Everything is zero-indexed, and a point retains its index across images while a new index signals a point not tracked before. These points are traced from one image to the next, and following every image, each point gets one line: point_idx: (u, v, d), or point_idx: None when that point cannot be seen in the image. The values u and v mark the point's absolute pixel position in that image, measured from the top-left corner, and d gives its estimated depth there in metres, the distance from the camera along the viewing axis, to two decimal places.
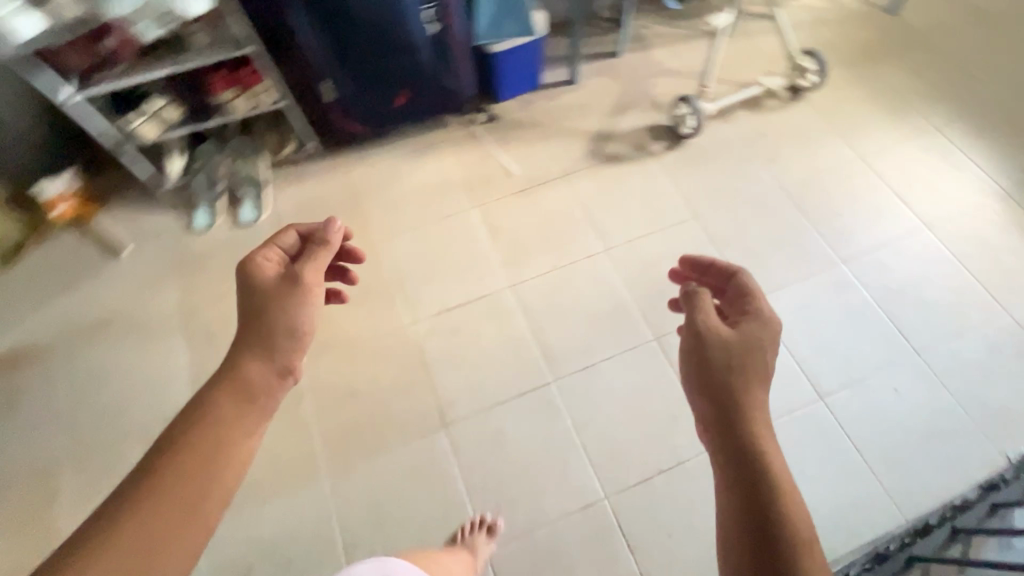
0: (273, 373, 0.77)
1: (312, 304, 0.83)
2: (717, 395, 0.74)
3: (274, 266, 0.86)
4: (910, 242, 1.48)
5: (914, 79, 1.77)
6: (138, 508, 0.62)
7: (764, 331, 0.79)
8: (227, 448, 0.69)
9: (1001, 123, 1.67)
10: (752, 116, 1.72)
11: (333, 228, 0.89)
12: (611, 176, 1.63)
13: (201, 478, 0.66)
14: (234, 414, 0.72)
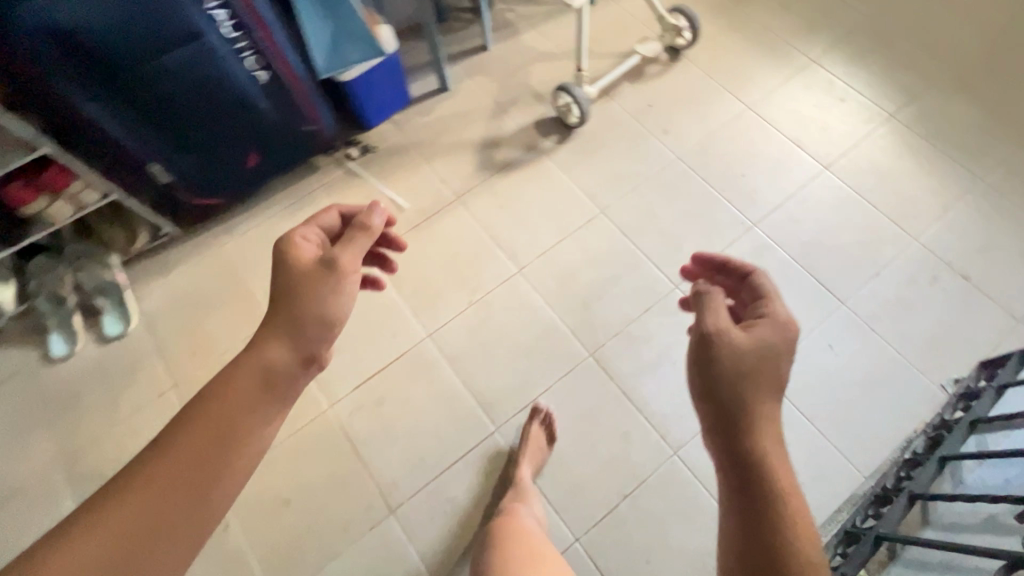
0: (296, 365, 0.71)
1: (346, 291, 0.76)
2: (722, 406, 0.70)
3: (314, 247, 0.80)
4: (815, 188, 1.46)
5: (785, 13, 1.72)
6: (140, 489, 0.59)
7: (780, 336, 0.73)
8: (241, 439, 0.65)
9: (873, 44, 1.66)
10: (637, 89, 1.63)
11: (376, 213, 0.82)
12: (510, 187, 1.51)
13: (209, 468, 0.62)
14: (250, 402, 0.67)
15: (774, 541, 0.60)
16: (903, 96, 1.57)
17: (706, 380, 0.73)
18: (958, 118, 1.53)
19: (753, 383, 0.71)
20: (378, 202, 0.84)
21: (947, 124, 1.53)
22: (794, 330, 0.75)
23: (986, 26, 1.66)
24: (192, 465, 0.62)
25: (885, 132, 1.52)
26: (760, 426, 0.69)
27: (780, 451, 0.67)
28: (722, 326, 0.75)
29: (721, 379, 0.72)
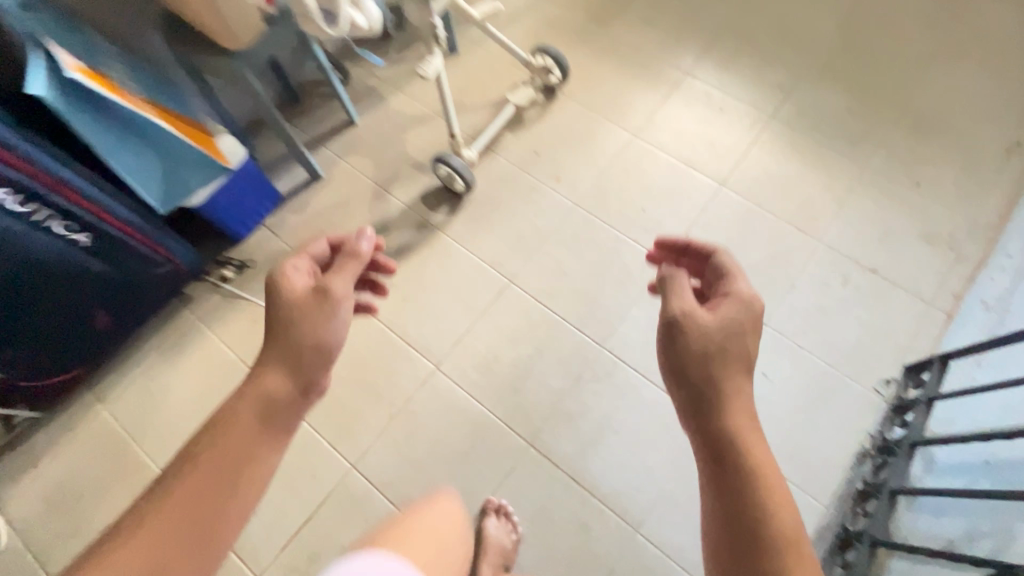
0: (297, 394, 0.69)
1: (340, 318, 0.73)
2: (690, 379, 0.70)
3: (305, 279, 0.75)
4: (716, 208, 1.43)
5: (649, 29, 1.69)
6: (164, 510, 0.59)
7: (742, 315, 0.72)
8: (248, 471, 0.63)
9: (739, 45, 1.65)
10: (520, 138, 1.55)
11: (366, 240, 0.78)
12: (408, 274, 1.40)
13: (219, 500, 0.61)
14: (253, 435, 0.65)
15: (754, 525, 0.60)
16: (777, 93, 1.58)
17: (674, 357, 0.72)
18: (832, 107, 1.55)
19: (721, 359, 0.70)
20: (366, 227, 0.80)
21: (825, 116, 1.54)
22: (760, 302, 0.74)
23: (840, 9, 1.69)
24: (202, 494, 0.61)
25: (769, 135, 1.52)
26: (729, 397, 0.68)
27: (752, 425, 0.67)
28: (685, 310, 0.73)
29: (688, 356, 0.70)
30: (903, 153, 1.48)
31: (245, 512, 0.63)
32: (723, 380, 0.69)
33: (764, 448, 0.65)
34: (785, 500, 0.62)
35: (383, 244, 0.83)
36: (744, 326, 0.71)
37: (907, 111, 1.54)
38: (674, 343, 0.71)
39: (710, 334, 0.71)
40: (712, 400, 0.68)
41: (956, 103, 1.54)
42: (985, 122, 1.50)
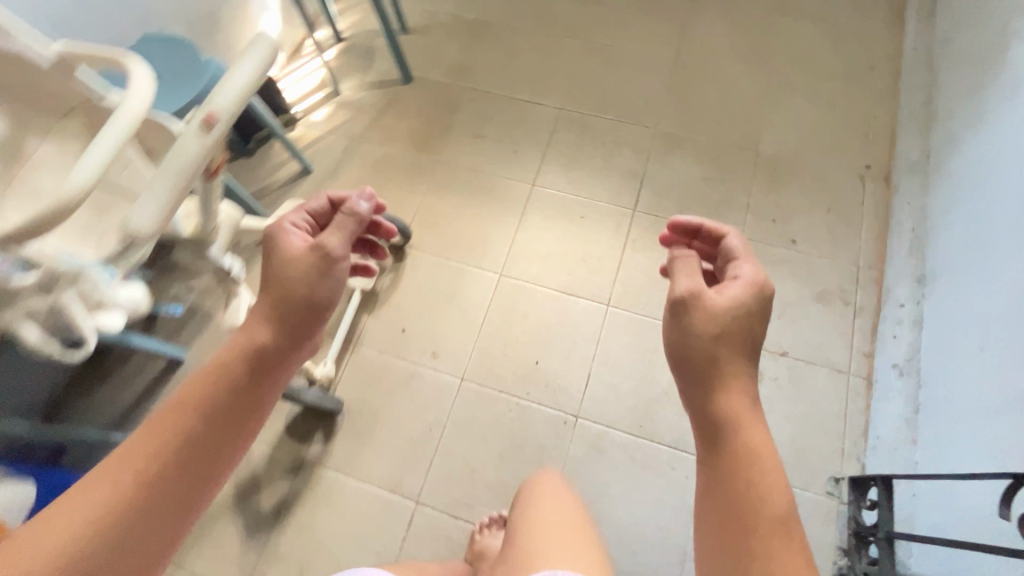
0: (284, 349, 0.69)
1: (337, 275, 0.73)
2: (692, 361, 0.71)
3: (303, 236, 0.75)
4: (611, 331, 1.31)
5: (482, 143, 1.56)
6: (172, 427, 0.58)
7: (750, 299, 0.72)
8: (235, 415, 0.63)
9: (577, 135, 1.55)
10: (379, 316, 1.36)
11: (363, 197, 0.79)
12: (297, 538, 1.16)
13: (213, 435, 0.61)
14: (255, 370, 0.66)
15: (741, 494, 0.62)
16: (631, 178, 1.49)
17: (680, 336, 0.72)
18: (688, 178, 1.48)
19: (724, 341, 0.71)
20: (366, 187, 0.81)
21: (684, 190, 1.46)
22: (768, 285, 0.73)
23: (663, 70, 1.64)
24: (195, 425, 0.60)
25: (637, 231, 1.41)
26: (727, 379, 0.69)
27: (751, 409, 0.67)
28: (692, 292, 0.73)
29: (691, 339, 0.71)
30: (770, 208, 1.43)
31: (240, 441, 0.64)
32: (724, 360, 0.70)
33: (759, 430, 0.66)
34: (768, 473, 0.63)
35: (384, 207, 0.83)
36: (746, 308, 0.71)
37: (759, 161, 1.49)
38: (682, 322, 0.72)
39: (715, 317, 0.71)
40: (713, 381, 0.70)
41: (799, 139, 1.51)
42: (831, 152, 1.49)
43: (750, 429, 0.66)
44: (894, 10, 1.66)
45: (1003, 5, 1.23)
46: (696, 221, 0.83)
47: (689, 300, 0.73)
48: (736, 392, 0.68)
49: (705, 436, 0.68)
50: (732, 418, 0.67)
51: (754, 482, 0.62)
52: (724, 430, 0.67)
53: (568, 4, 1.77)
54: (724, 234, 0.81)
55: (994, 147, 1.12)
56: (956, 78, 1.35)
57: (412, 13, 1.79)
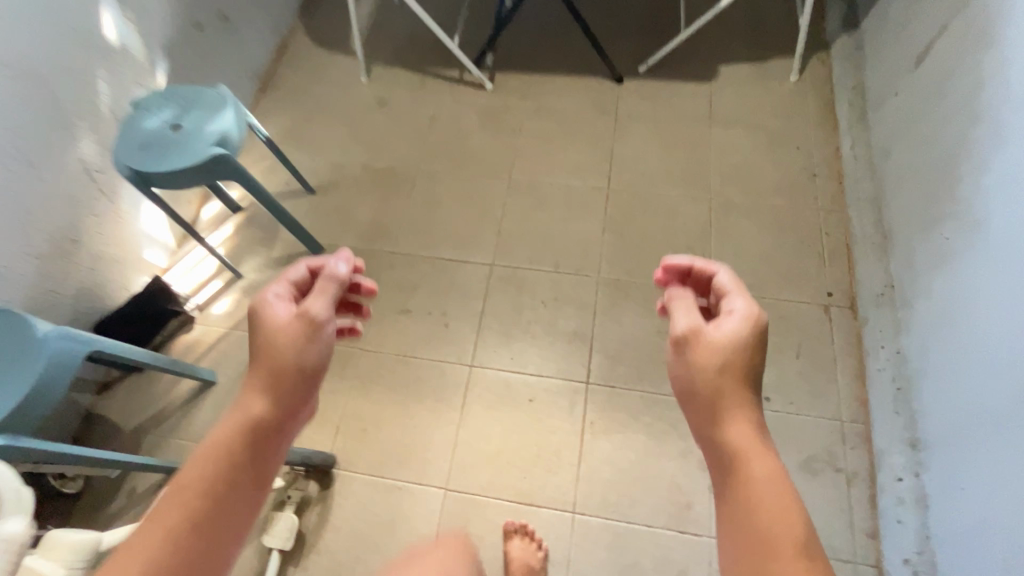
0: (279, 426, 0.55)
1: (321, 340, 0.58)
2: (693, 396, 0.58)
3: (286, 304, 0.60)
4: (582, 547, 1.12)
5: (407, 318, 1.38)
6: (158, 541, 0.47)
7: (747, 324, 0.59)
8: (230, 508, 0.51)
9: (512, 295, 1.39)
10: (309, 569, 1.14)
11: (339, 259, 0.63)
12: None
13: (207, 532, 0.49)
14: (254, 450, 0.53)
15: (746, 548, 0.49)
16: (578, 341, 1.32)
17: (681, 371, 0.60)
18: (640, 333, 1.33)
19: (729, 375, 0.58)
20: (342, 249, 0.65)
21: (640, 351, 1.30)
22: (763, 317, 0.59)
23: (596, 204, 1.50)
24: (187, 520, 0.49)
25: (594, 409, 1.24)
26: (729, 415, 0.56)
27: (755, 444, 0.54)
28: (690, 324, 0.61)
29: (694, 374, 0.58)
30: None
31: (235, 541, 0.50)
32: (728, 398, 0.57)
33: (762, 466, 0.53)
34: (767, 505, 0.51)
35: (363, 269, 0.67)
36: (751, 338, 0.58)
37: None
38: (682, 357, 0.60)
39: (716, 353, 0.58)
40: (723, 413, 0.56)
41: (753, 269, 1.38)
42: (790, 282, 1.36)
43: (760, 463, 0.53)
44: (823, 109, 1.59)
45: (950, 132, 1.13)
46: (686, 259, 0.67)
47: (688, 335, 0.60)
48: (742, 424, 0.55)
49: (717, 474, 0.56)
50: (735, 456, 0.54)
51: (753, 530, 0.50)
52: (733, 472, 0.54)
53: (483, 138, 1.64)
54: (713, 271, 0.67)
55: (980, 306, 0.99)
56: (906, 197, 1.25)
57: (315, 169, 1.63)
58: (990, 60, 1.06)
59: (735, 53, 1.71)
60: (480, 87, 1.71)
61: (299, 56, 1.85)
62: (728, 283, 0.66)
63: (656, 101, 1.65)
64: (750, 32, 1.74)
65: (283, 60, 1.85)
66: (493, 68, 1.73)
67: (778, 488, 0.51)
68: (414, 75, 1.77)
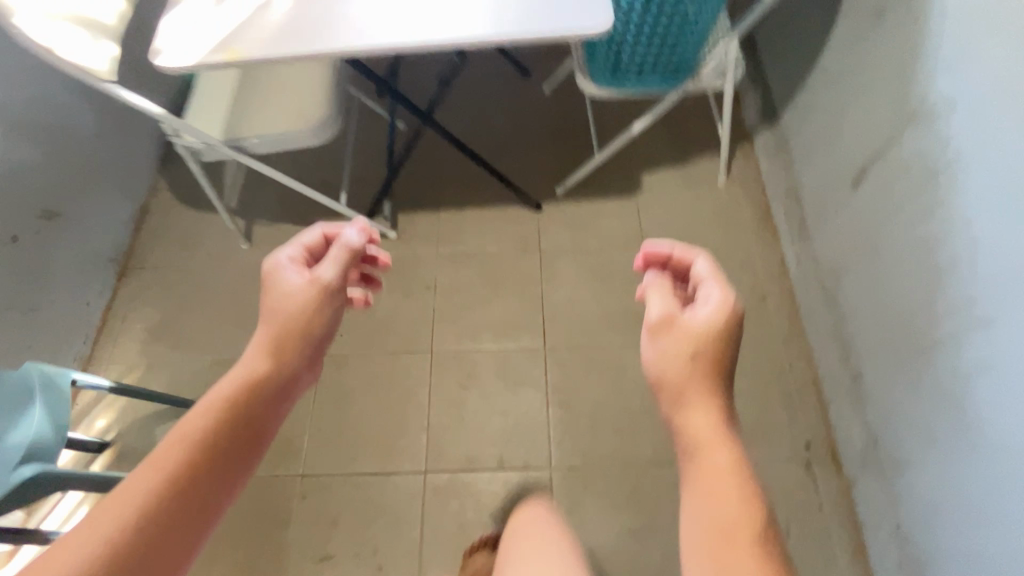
0: (293, 366, 0.65)
1: (332, 303, 0.70)
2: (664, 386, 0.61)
3: (299, 271, 0.72)
4: None
5: (336, 568, 1.14)
6: (192, 443, 0.55)
7: (725, 316, 0.63)
8: (251, 419, 0.59)
9: (457, 513, 1.17)
10: None
11: (353, 228, 0.74)
12: None
13: (227, 453, 0.56)
14: (272, 384, 0.62)
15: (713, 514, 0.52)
16: None
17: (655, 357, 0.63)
18: (613, 538, 1.14)
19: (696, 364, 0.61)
20: (357, 220, 0.76)
21: (617, 562, 1.12)
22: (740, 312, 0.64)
23: (535, 371, 1.31)
24: (199, 443, 0.55)
25: None
26: (697, 400, 0.59)
27: (720, 431, 0.57)
28: (666, 312, 0.65)
29: (665, 359, 0.62)
30: None
31: (234, 475, 0.56)
32: (696, 389, 0.60)
33: (726, 453, 0.56)
34: (726, 496, 0.53)
35: (376, 238, 0.78)
36: (719, 330, 0.62)
37: None
38: (660, 346, 0.63)
39: (693, 342, 0.62)
40: (685, 400, 0.59)
41: None
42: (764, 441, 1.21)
43: (710, 454, 0.56)
44: (760, 215, 1.46)
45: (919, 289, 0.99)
46: (666, 247, 0.71)
47: (663, 321, 0.64)
48: (703, 414, 0.58)
49: (682, 456, 0.57)
50: (704, 443, 0.56)
51: (707, 499, 0.53)
52: (693, 453, 0.57)
53: (396, 301, 1.41)
54: (691, 260, 0.71)
55: (981, 511, 0.87)
56: (871, 338, 1.12)
57: (200, 374, 1.36)
58: (943, 216, 0.94)
59: (656, 156, 1.56)
60: (383, 236, 1.49)
61: (163, 220, 1.55)
62: (704, 272, 0.69)
63: (583, 228, 1.48)
64: (666, 128, 1.60)
65: (145, 229, 1.54)
66: (394, 212, 1.51)
67: (728, 485, 0.53)
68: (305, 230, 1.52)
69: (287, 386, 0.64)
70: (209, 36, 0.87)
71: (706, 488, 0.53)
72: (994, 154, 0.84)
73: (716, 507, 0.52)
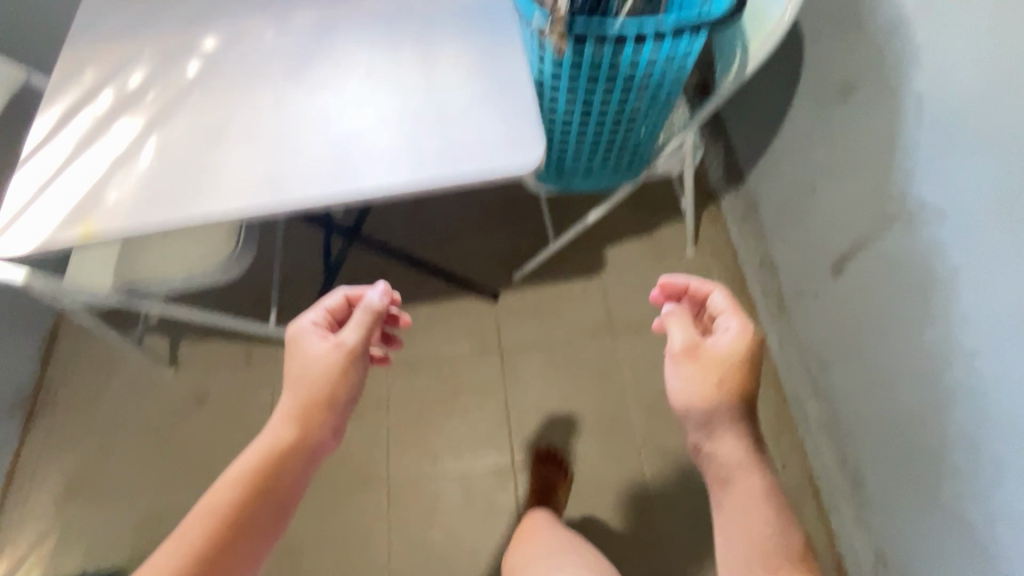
0: (316, 436, 0.66)
1: (352, 372, 0.69)
2: (688, 416, 0.62)
3: (322, 336, 0.72)
4: None
5: None
6: (218, 518, 0.58)
7: (747, 341, 0.63)
8: (274, 491, 0.62)
9: None
10: None
11: (375, 292, 0.71)
12: None
13: (249, 528, 0.59)
14: (295, 456, 0.64)
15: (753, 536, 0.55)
16: None
17: (682, 389, 0.62)
18: None
19: (724, 390, 0.61)
20: (380, 283, 0.72)
21: None
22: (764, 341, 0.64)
23: (506, 496, 1.18)
24: (230, 515, 0.59)
25: None
26: (723, 431, 0.60)
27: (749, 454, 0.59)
28: (689, 340, 0.64)
29: (690, 390, 0.62)
30: None
31: (258, 543, 0.60)
32: (723, 414, 0.61)
33: (758, 481, 0.57)
34: (760, 523, 0.55)
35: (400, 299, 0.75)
36: (745, 358, 0.62)
37: None
38: (685, 376, 0.62)
39: (718, 369, 0.61)
40: (713, 427, 0.60)
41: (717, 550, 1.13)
42: None
43: (741, 483, 0.58)
44: (734, 287, 1.35)
45: (916, 407, 0.90)
46: (681, 279, 0.70)
47: (687, 351, 0.64)
48: (731, 442, 0.59)
49: (713, 484, 0.60)
50: (730, 470, 0.58)
51: (741, 515, 0.56)
52: (725, 482, 0.59)
53: (346, 423, 1.27)
54: (706, 290, 0.70)
55: None
56: (868, 439, 1.02)
57: (130, 536, 1.20)
58: (936, 325, 0.84)
59: (619, 226, 1.44)
60: None
61: (75, 347, 1.36)
62: (722, 303, 0.68)
63: (546, 317, 1.35)
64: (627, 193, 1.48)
65: (54, 361, 1.35)
66: None
67: (763, 522, 0.55)
68: (239, 345, 1.36)
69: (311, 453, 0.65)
70: (63, 208, 0.74)
71: (743, 507, 0.56)
72: (993, 278, 0.74)
73: (752, 525, 0.55)
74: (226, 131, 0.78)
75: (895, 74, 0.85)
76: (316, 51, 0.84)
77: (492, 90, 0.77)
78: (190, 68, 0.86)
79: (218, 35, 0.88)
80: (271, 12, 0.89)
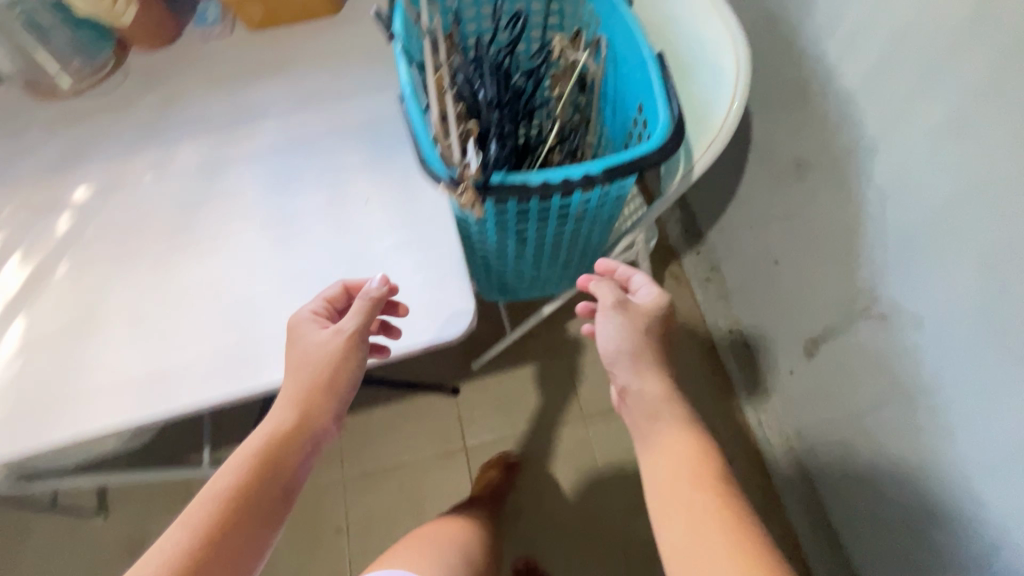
0: (317, 422, 0.61)
1: (354, 356, 0.63)
2: (618, 361, 0.65)
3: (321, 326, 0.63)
4: None
5: None
6: (218, 506, 0.54)
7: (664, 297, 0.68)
8: (274, 479, 0.58)
9: None
10: None
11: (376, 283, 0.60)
12: None
13: (247, 518, 0.55)
14: (294, 443, 0.60)
15: (680, 456, 0.60)
16: None
17: (617, 336, 0.65)
18: None
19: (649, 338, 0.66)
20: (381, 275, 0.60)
21: None
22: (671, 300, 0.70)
23: None
24: (231, 502, 0.55)
25: None
26: (650, 371, 0.65)
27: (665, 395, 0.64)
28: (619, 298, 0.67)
29: (624, 337, 0.65)
30: None
31: (269, 523, 0.57)
32: (650, 357, 0.65)
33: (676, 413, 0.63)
34: (685, 446, 0.61)
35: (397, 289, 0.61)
36: (664, 310, 0.67)
37: None
38: (620, 326, 0.65)
39: (645, 319, 0.66)
40: (643, 368, 0.65)
41: None
42: None
43: (666, 416, 0.63)
44: None
45: (909, 510, 0.84)
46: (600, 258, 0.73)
47: (620, 305, 0.66)
48: (656, 380, 0.65)
49: (642, 418, 0.64)
50: (656, 404, 0.64)
51: (669, 443, 0.62)
52: (653, 416, 0.64)
53: (303, 558, 1.15)
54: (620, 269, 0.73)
55: None
56: (860, 524, 0.96)
57: None
58: (916, 421, 0.78)
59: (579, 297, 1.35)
60: None
61: None
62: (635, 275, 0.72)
63: (511, 407, 1.26)
64: None
65: None
66: None
67: (687, 443, 0.61)
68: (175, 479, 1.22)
69: (311, 438, 0.61)
70: None
71: (669, 435, 0.62)
72: (975, 398, 0.68)
73: (680, 450, 0.61)
74: (97, 313, 0.66)
75: (850, 161, 0.78)
76: (205, 196, 0.73)
77: (410, 238, 0.68)
78: (60, 225, 0.73)
79: (88, 183, 0.76)
80: (151, 150, 0.78)
